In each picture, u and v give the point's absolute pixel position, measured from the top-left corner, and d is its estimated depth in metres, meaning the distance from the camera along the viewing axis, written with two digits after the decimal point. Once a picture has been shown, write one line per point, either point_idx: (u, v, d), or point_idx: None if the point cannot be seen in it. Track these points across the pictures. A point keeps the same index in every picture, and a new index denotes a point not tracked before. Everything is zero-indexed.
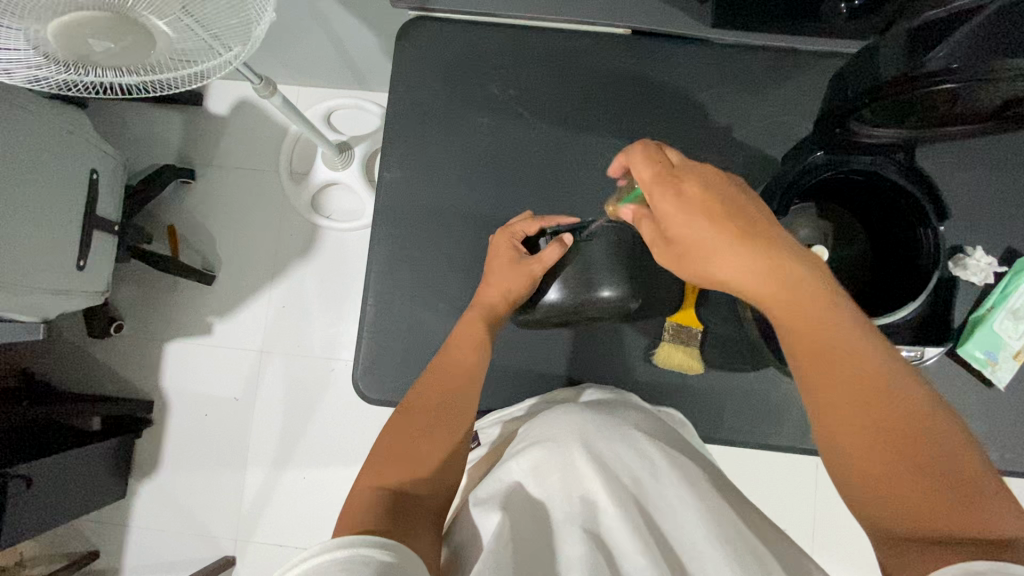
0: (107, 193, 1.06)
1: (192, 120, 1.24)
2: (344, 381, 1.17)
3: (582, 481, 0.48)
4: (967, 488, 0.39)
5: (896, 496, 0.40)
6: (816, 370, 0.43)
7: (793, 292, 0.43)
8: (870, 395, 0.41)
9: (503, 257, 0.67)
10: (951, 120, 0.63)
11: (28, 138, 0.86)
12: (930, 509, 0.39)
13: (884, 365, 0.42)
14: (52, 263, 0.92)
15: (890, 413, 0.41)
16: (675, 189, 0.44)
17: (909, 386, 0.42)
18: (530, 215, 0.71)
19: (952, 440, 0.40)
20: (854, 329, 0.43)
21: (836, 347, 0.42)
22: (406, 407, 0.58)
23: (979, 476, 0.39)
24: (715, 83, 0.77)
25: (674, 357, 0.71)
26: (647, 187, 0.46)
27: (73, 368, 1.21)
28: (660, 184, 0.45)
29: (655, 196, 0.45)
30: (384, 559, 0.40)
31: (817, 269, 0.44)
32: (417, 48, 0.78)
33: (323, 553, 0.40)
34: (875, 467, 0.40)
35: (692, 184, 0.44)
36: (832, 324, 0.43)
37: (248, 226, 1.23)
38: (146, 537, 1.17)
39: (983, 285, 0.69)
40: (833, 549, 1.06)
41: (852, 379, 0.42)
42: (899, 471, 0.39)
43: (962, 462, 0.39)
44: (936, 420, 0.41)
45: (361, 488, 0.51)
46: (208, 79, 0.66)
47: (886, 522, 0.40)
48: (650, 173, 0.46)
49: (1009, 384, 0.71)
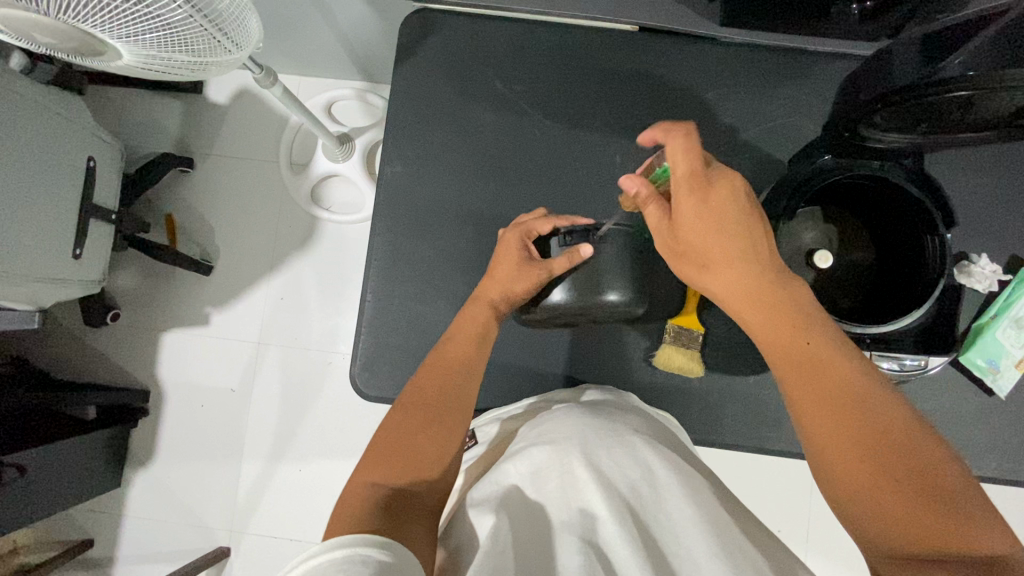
0: (104, 180, 1.04)
1: (192, 108, 1.23)
2: (341, 374, 1.17)
3: (579, 490, 0.47)
4: (956, 508, 0.38)
5: (880, 510, 0.40)
6: (798, 380, 0.45)
7: (774, 309, 0.47)
8: (849, 405, 0.42)
9: (512, 256, 0.65)
10: (961, 127, 0.62)
11: (25, 123, 0.84)
12: (916, 523, 0.38)
13: (864, 378, 0.43)
14: (48, 249, 0.91)
15: (874, 428, 0.41)
16: (703, 195, 0.48)
17: (889, 398, 0.43)
18: (545, 214, 0.70)
19: (938, 454, 0.40)
20: (833, 342, 0.45)
21: (818, 359, 0.44)
22: (407, 399, 0.57)
23: (966, 491, 0.39)
24: (722, 82, 0.76)
25: (675, 360, 0.70)
26: (678, 182, 0.49)
27: (68, 356, 1.20)
28: (691, 186, 0.48)
29: (682, 196, 0.48)
30: (383, 559, 0.40)
31: (799, 291, 0.48)
32: (421, 42, 0.77)
33: (320, 554, 0.39)
34: (859, 476, 0.41)
35: (722, 194, 0.48)
36: (816, 336, 0.45)
37: (247, 216, 1.21)
38: (141, 526, 1.17)
39: (987, 293, 0.68)
40: (827, 552, 1.07)
41: (831, 390, 0.43)
42: (878, 481, 0.40)
43: (949, 476, 0.39)
44: (919, 435, 0.41)
45: (359, 482, 0.50)
46: (189, 70, 0.65)
47: (872, 533, 0.40)
48: (683, 171, 0.48)
49: (1009, 394, 0.70)
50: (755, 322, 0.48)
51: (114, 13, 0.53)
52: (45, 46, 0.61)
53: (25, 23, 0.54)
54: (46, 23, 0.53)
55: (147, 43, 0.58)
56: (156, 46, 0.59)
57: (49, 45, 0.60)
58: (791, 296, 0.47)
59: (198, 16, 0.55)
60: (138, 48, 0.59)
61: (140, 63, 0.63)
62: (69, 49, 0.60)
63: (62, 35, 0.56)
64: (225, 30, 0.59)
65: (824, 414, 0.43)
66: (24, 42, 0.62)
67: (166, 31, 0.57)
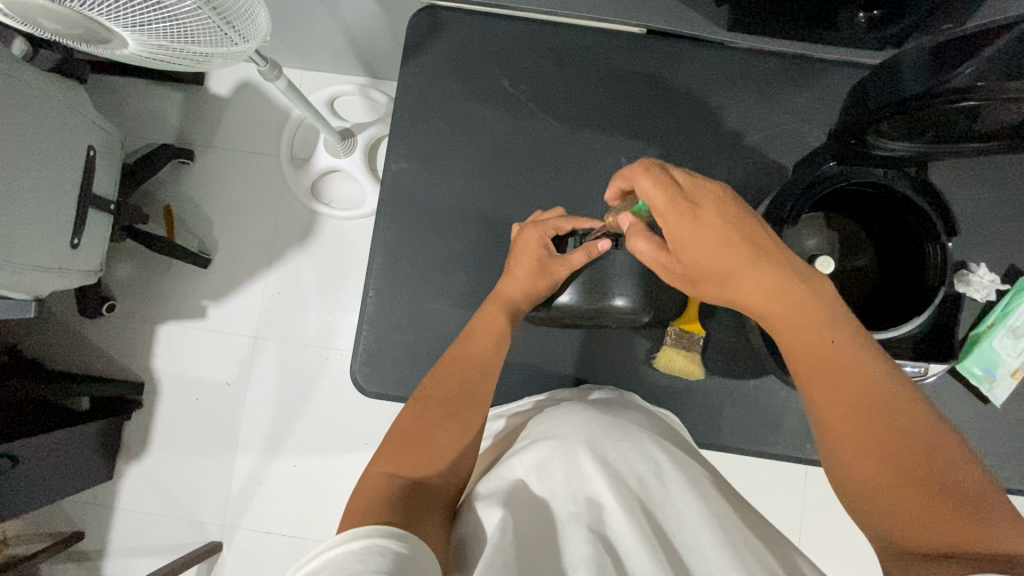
0: (104, 171, 1.04)
1: (194, 100, 1.22)
2: (338, 370, 1.16)
3: (588, 482, 0.47)
4: (978, 509, 0.39)
5: (898, 507, 0.40)
6: (822, 386, 0.44)
7: (800, 313, 0.45)
8: (872, 409, 0.42)
9: (531, 253, 0.65)
10: (965, 138, 0.61)
11: (27, 111, 0.84)
12: (939, 525, 0.39)
13: (887, 379, 0.43)
14: (46, 237, 0.90)
15: (896, 432, 0.41)
16: (692, 216, 0.46)
17: (913, 401, 0.43)
18: (562, 212, 0.70)
19: (957, 453, 0.41)
20: (858, 343, 0.44)
21: (841, 364, 0.44)
22: (423, 396, 0.57)
23: (986, 490, 0.39)
24: (729, 88, 0.76)
25: (676, 363, 0.70)
26: (662, 213, 0.47)
27: (63, 346, 1.19)
28: (674, 211, 0.46)
29: (672, 220, 0.46)
30: (399, 550, 0.40)
31: (819, 289, 0.45)
32: (430, 39, 0.77)
33: (338, 544, 0.39)
34: (880, 479, 0.41)
35: (709, 210, 0.46)
36: (840, 339, 0.45)
37: (247, 209, 1.21)
38: (132, 520, 1.16)
39: (984, 302, 0.69)
40: (820, 555, 1.07)
41: (853, 394, 0.43)
42: (899, 483, 0.40)
43: (970, 476, 0.40)
44: (940, 437, 0.41)
45: (374, 474, 0.50)
46: (196, 61, 0.65)
47: (894, 534, 0.41)
48: (662, 199, 0.47)
49: (1005, 402, 0.71)
50: (780, 330, 0.46)
51: (119, 4, 0.53)
52: (50, 33, 0.60)
53: (27, 10, 0.54)
54: (49, 10, 0.53)
55: (151, 34, 0.58)
56: (161, 37, 0.59)
57: (54, 31, 0.59)
58: (819, 295, 0.45)
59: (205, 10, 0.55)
60: (142, 37, 0.59)
61: (146, 52, 0.63)
62: (73, 35, 0.60)
63: (66, 22, 0.56)
64: (233, 23, 0.58)
65: (848, 421, 0.43)
66: (30, 28, 0.61)
67: (171, 23, 0.56)
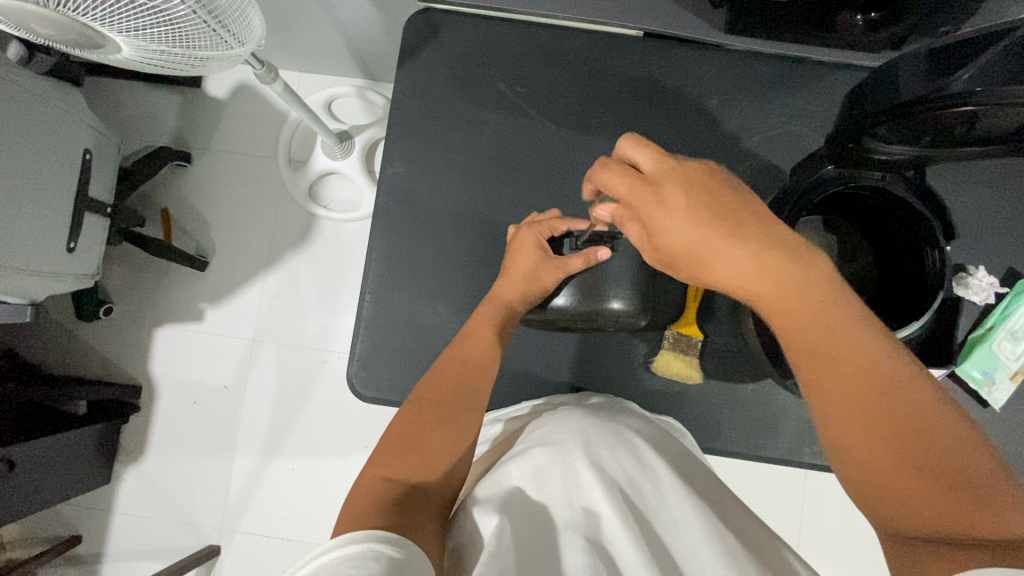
0: (100, 174, 1.03)
1: (191, 102, 1.22)
2: (336, 373, 1.16)
3: (584, 490, 0.47)
4: (983, 494, 0.37)
5: (898, 492, 0.39)
6: (822, 370, 0.42)
7: (793, 296, 0.42)
8: (873, 393, 0.40)
9: (528, 254, 0.65)
10: (965, 141, 0.61)
11: (24, 116, 0.84)
12: (940, 511, 0.37)
13: (888, 360, 0.41)
14: (43, 242, 0.90)
15: (896, 417, 0.40)
16: (658, 198, 0.42)
17: (916, 383, 0.41)
18: (558, 214, 0.70)
19: (961, 437, 0.39)
20: (859, 324, 0.42)
21: (840, 347, 0.42)
22: (419, 398, 0.56)
23: (990, 474, 0.38)
24: (727, 90, 0.76)
25: (673, 367, 0.70)
26: (629, 199, 0.44)
27: (59, 350, 1.18)
28: (641, 195, 0.43)
29: (641, 205, 0.43)
30: (393, 555, 0.39)
31: (817, 263, 0.42)
32: (427, 42, 0.77)
33: (331, 550, 0.38)
34: (881, 464, 0.40)
35: (674, 189, 0.42)
36: (840, 321, 0.42)
37: (245, 211, 1.21)
38: (130, 524, 1.15)
39: (982, 306, 0.68)
40: (819, 558, 1.07)
41: (853, 378, 0.41)
42: (901, 469, 0.39)
43: (975, 460, 0.38)
44: (944, 421, 0.39)
45: (370, 478, 0.50)
46: (191, 66, 0.65)
47: (897, 520, 0.39)
48: (624, 187, 0.44)
49: (1004, 406, 0.71)
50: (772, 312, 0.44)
51: (110, 8, 0.53)
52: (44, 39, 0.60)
53: (18, 14, 0.53)
54: (39, 14, 0.53)
55: (144, 39, 0.58)
56: (155, 42, 0.58)
57: (47, 37, 0.59)
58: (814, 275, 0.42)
59: (198, 15, 0.54)
60: (136, 41, 0.58)
61: (140, 57, 0.62)
62: (65, 40, 0.59)
63: (58, 27, 0.55)
64: (227, 28, 0.58)
65: (847, 405, 0.41)
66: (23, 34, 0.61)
67: (165, 27, 0.56)
